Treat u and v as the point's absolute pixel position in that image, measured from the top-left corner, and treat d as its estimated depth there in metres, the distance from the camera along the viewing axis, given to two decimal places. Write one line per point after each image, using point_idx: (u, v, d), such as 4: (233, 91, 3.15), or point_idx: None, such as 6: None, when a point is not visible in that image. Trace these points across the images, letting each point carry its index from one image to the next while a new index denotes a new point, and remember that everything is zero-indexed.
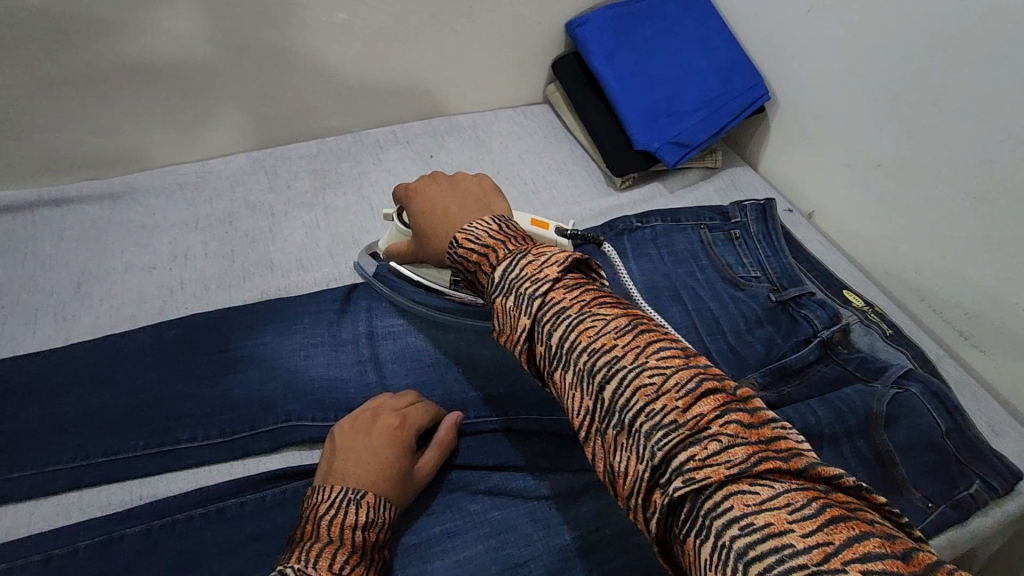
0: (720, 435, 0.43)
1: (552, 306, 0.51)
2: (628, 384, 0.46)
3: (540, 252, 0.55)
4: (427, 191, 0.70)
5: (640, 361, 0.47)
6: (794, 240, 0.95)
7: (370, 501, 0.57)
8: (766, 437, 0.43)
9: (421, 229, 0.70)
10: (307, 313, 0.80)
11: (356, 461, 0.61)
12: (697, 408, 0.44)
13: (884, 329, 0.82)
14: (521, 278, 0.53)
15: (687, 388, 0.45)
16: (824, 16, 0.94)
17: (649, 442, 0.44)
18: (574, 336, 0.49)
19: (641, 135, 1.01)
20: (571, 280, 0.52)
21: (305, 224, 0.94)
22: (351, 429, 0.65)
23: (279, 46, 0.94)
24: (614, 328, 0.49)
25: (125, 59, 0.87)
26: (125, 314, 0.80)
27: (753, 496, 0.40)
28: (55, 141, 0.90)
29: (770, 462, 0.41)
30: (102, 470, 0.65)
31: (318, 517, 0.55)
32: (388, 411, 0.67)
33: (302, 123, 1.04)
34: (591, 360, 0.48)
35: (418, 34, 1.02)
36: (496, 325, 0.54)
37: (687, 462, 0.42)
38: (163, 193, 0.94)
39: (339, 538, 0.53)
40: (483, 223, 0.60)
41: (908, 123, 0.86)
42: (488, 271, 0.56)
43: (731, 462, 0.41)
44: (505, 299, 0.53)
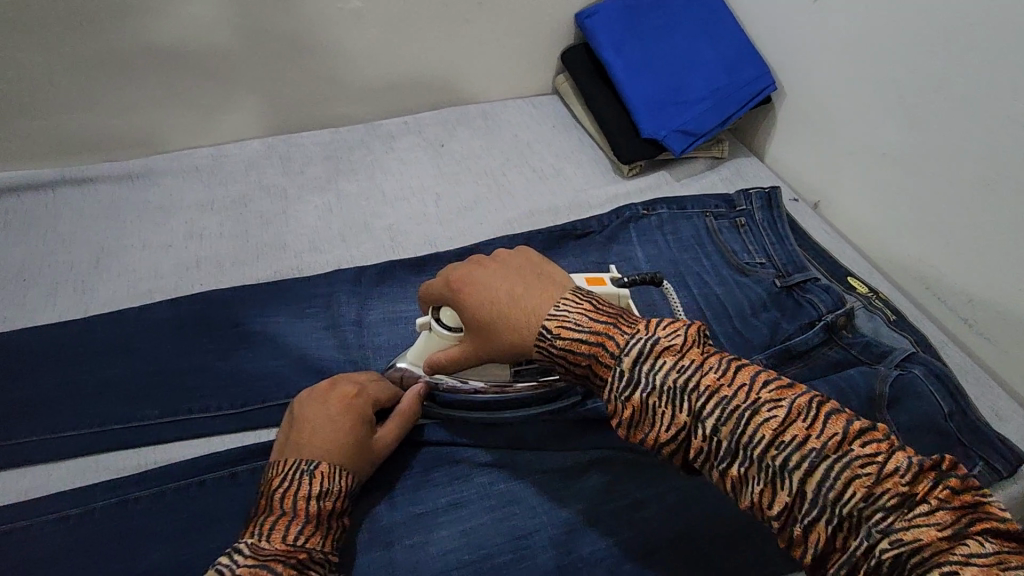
0: (929, 503, 0.43)
1: (713, 396, 0.49)
2: (826, 473, 0.45)
3: (669, 333, 0.53)
4: (478, 280, 0.62)
5: (836, 448, 0.45)
6: (799, 228, 0.96)
7: (325, 471, 0.58)
8: (973, 500, 0.43)
9: (483, 325, 0.62)
10: (320, 293, 0.82)
11: (312, 434, 0.61)
12: (905, 482, 0.44)
13: (888, 314, 0.83)
14: (664, 371, 0.51)
15: (895, 464, 0.44)
16: (829, 6, 0.95)
17: (866, 527, 0.43)
18: (753, 429, 0.48)
19: (648, 123, 1.02)
20: (715, 360, 0.51)
21: (317, 208, 0.95)
22: (308, 399, 0.65)
23: (294, 33, 0.96)
24: (787, 411, 0.48)
25: (146, 42, 0.89)
26: (140, 289, 0.82)
27: (967, 552, 0.40)
28: (75, 122, 0.92)
29: (983, 524, 0.41)
30: (116, 436, 0.67)
31: (273, 489, 0.57)
32: (345, 382, 0.67)
33: (315, 110, 1.06)
34: (776, 451, 0.47)
35: (429, 23, 1.04)
36: (644, 428, 0.51)
37: (903, 534, 0.42)
38: (179, 175, 0.97)
39: (292, 509, 0.55)
40: (571, 305, 0.58)
41: (912, 113, 0.87)
42: (610, 365, 0.53)
43: (941, 526, 0.42)
44: (650, 397, 0.51)
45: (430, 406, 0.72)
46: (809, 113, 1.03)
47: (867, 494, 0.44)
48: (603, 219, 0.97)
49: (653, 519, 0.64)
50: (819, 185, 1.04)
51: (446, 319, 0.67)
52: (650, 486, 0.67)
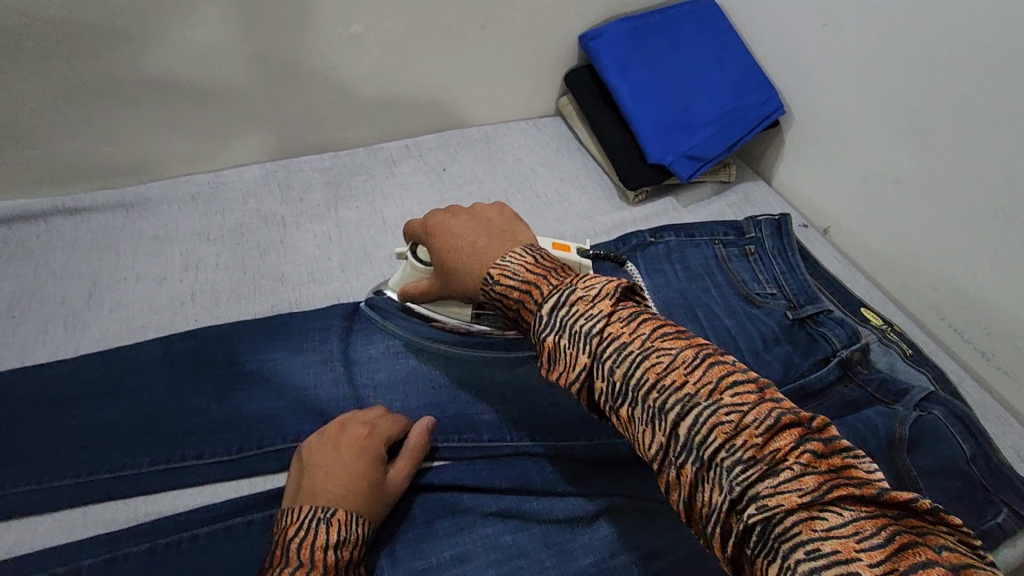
0: (793, 465, 0.44)
1: (613, 342, 0.53)
2: (704, 422, 0.48)
3: (587, 285, 0.56)
4: (448, 226, 0.69)
5: (713, 398, 0.48)
6: (809, 257, 0.94)
7: (342, 519, 0.57)
8: (837, 466, 0.44)
9: (444, 266, 0.68)
10: (319, 329, 0.80)
11: (326, 478, 0.60)
12: (773, 441, 0.46)
13: (903, 348, 0.80)
14: (573, 315, 0.55)
15: (767, 422, 0.46)
16: (842, 30, 0.92)
17: (729, 477, 0.46)
18: (642, 373, 0.51)
19: (654, 148, 1.00)
20: (626, 311, 0.54)
21: (316, 237, 0.93)
22: (320, 443, 0.64)
23: (294, 58, 0.94)
24: (681, 362, 0.50)
25: (140, 70, 0.87)
26: (134, 325, 0.79)
27: (822, 521, 0.42)
28: (68, 151, 0.90)
29: (842, 490, 0.43)
30: (107, 486, 0.65)
31: (287, 540, 0.55)
32: (355, 421, 0.67)
33: (315, 134, 1.04)
34: (660, 397, 0.50)
35: (431, 46, 1.01)
36: (549, 364, 0.55)
37: (763, 492, 0.44)
38: (175, 203, 0.94)
39: (309, 560, 0.53)
40: (516, 256, 0.61)
41: (925, 140, 0.85)
42: (533, 309, 0.57)
43: (802, 492, 0.43)
44: (558, 338, 0.55)
45: (440, 445, 0.71)
46: (818, 138, 1.00)
47: (728, 442, 0.46)
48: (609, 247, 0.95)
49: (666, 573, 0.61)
50: (828, 210, 1.02)
51: (420, 254, 0.75)
52: (661, 536, 0.64)
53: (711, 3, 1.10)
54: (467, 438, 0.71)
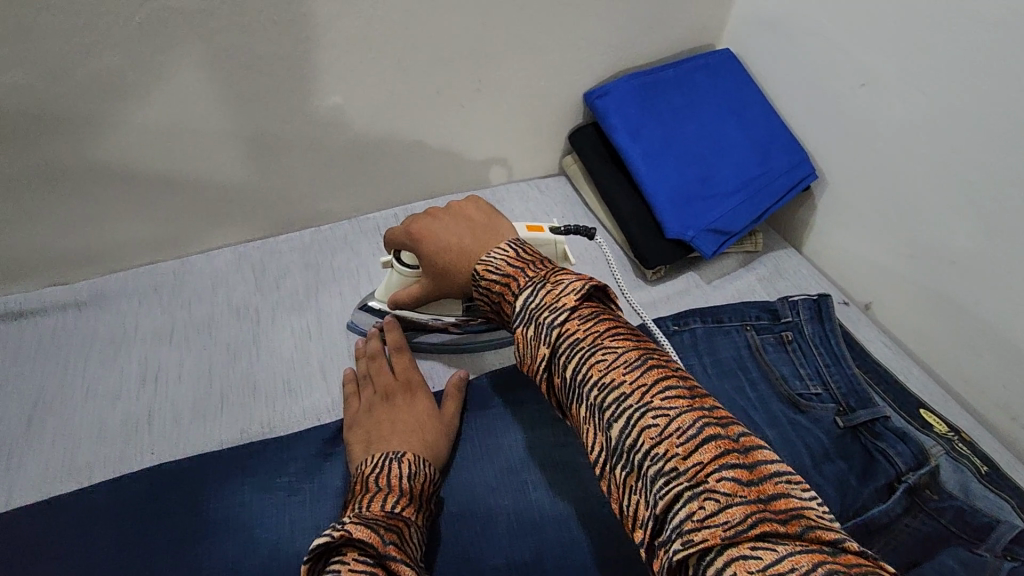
0: (717, 492, 0.41)
1: (568, 338, 0.52)
2: (634, 425, 0.46)
3: (557, 280, 0.56)
4: (433, 229, 0.69)
5: (645, 401, 0.46)
6: (854, 342, 0.83)
7: (411, 459, 0.62)
8: (765, 495, 0.41)
9: (434, 270, 0.70)
10: (298, 457, 0.69)
11: (390, 425, 0.68)
12: (698, 456, 0.43)
13: (978, 466, 0.68)
14: (540, 306, 0.54)
15: (692, 433, 0.44)
16: (882, 91, 0.82)
17: (654, 490, 0.44)
18: (587, 370, 0.50)
19: (673, 222, 0.90)
20: (587, 308, 0.53)
21: (295, 334, 0.82)
22: (374, 397, 0.72)
23: (270, 134, 0.84)
24: (624, 362, 0.49)
25: (93, 156, 0.76)
26: (79, 461, 0.68)
27: (755, 561, 0.38)
28: (11, 248, 0.79)
29: (767, 524, 0.40)
30: None
31: (366, 475, 0.60)
32: (392, 379, 0.74)
33: (296, 210, 0.94)
34: (601, 396, 0.48)
35: (424, 113, 0.91)
36: (518, 355, 0.55)
37: (688, 520, 0.41)
38: (135, 298, 0.83)
39: (387, 487, 0.58)
40: (500, 252, 0.62)
41: (989, 218, 0.74)
42: (510, 301, 0.58)
43: (727, 523, 0.40)
44: (526, 328, 0.54)
45: None
46: (856, 206, 0.90)
47: (653, 450, 0.45)
48: None
49: None
50: (869, 284, 0.92)
51: (405, 259, 0.75)
52: None
53: (728, 56, 1.00)
54: None
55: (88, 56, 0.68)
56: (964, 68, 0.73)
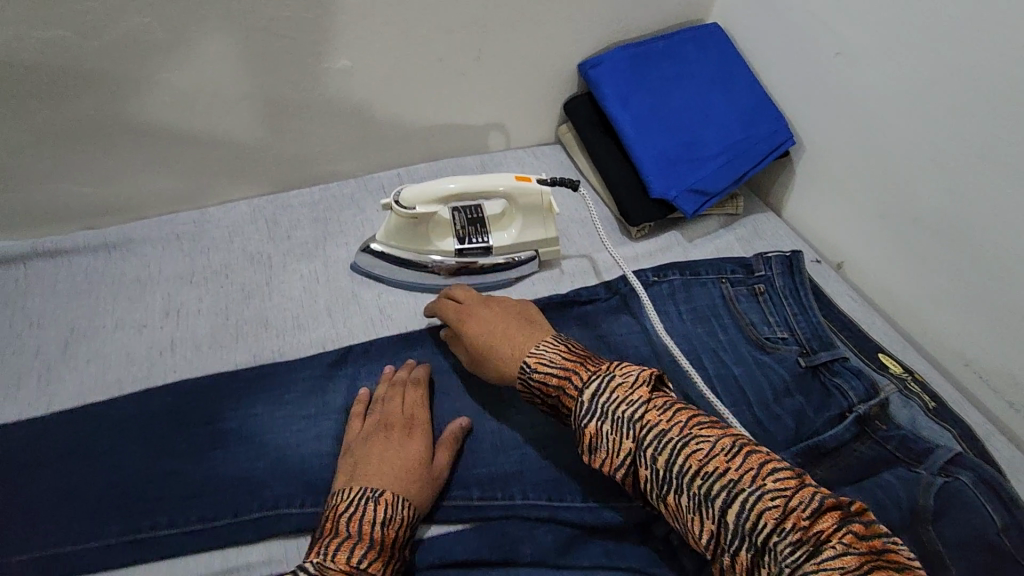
0: (836, 544, 0.44)
1: (652, 429, 0.54)
2: (748, 505, 0.48)
3: (624, 371, 0.59)
4: (481, 315, 0.74)
5: (755, 481, 0.49)
6: (822, 295, 0.89)
7: (388, 500, 0.60)
8: (878, 548, 0.44)
9: (475, 357, 0.72)
10: (303, 380, 0.75)
11: (376, 465, 0.63)
12: (814, 521, 0.46)
13: (926, 402, 0.75)
14: (613, 401, 0.57)
15: (810, 505, 0.47)
16: (854, 59, 0.87)
17: (777, 560, 0.46)
18: (682, 460, 0.52)
19: (658, 183, 0.96)
20: (661, 400, 0.57)
21: (303, 277, 0.89)
22: (374, 427, 0.68)
23: (285, 95, 0.91)
24: (719, 447, 0.52)
25: (124, 110, 0.83)
26: (110, 379, 0.76)
27: None
28: (47, 193, 0.87)
29: (885, 572, 0.42)
30: (71, 560, 0.60)
31: (338, 514, 0.58)
32: (397, 413, 0.69)
33: (307, 169, 1.01)
34: (704, 483, 0.51)
35: (427, 79, 0.98)
36: (596, 450, 0.57)
37: (812, 575, 0.44)
38: (158, 244, 0.91)
39: (356, 532, 0.56)
40: (551, 345, 0.66)
41: (948, 177, 0.79)
42: (574, 395, 0.60)
43: (846, 570, 0.43)
44: (601, 424, 0.57)
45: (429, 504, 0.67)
46: (830, 171, 0.96)
47: (772, 524, 0.47)
48: (611, 284, 0.89)
49: None
50: (841, 244, 0.98)
51: (404, 200, 0.82)
52: None
53: (718, 30, 1.06)
54: (456, 496, 0.67)
55: (121, 14, 0.76)
56: (926, 36, 0.78)
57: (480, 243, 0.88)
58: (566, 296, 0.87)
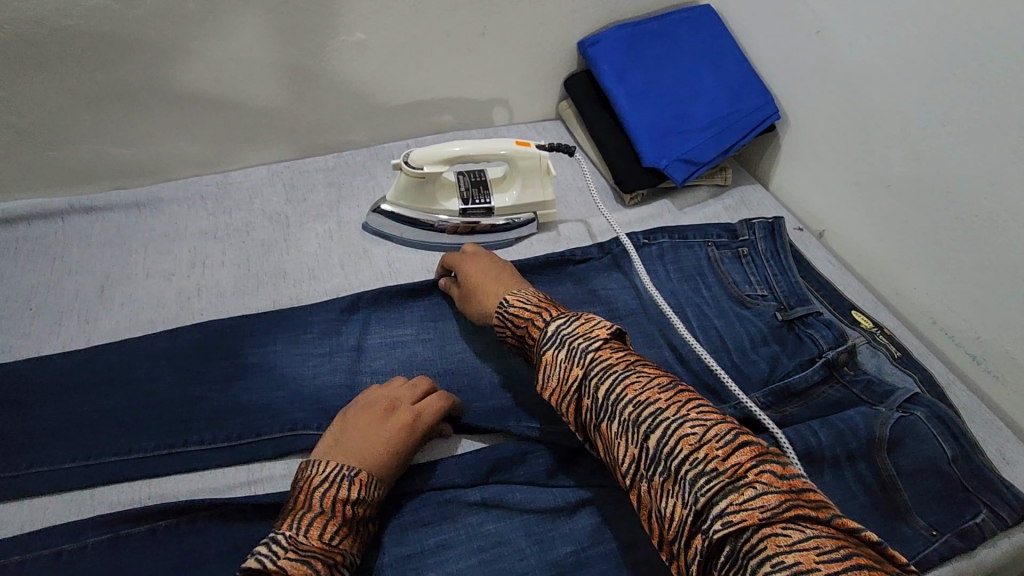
0: (756, 483, 0.49)
1: (602, 361, 0.61)
2: (672, 434, 0.54)
3: (588, 317, 0.66)
4: (476, 260, 0.81)
5: (681, 413, 0.55)
6: (801, 258, 0.95)
7: (362, 480, 0.62)
8: (796, 488, 0.49)
9: (465, 293, 0.80)
10: (318, 322, 0.82)
11: (360, 442, 0.65)
12: (735, 458, 0.51)
13: (892, 351, 0.80)
14: (573, 334, 0.64)
15: (727, 439, 0.52)
16: (834, 36, 0.93)
17: (693, 488, 0.51)
18: (622, 390, 0.58)
19: (650, 152, 1.02)
20: (616, 343, 0.63)
21: (319, 235, 0.96)
22: (374, 402, 0.69)
23: (303, 65, 0.97)
24: (656, 384, 0.58)
25: (155, 75, 0.90)
26: (143, 319, 0.83)
27: (785, 538, 0.46)
28: (85, 152, 0.94)
29: (799, 509, 0.48)
30: (113, 470, 0.68)
31: (311, 488, 0.60)
32: (400, 400, 0.69)
33: (321, 138, 1.08)
34: (636, 412, 0.56)
35: (435, 53, 1.04)
36: (548, 376, 0.64)
37: (727, 507, 0.49)
38: (184, 203, 0.98)
39: (330, 509, 0.59)
40: (531, 292, 0.73)
41: (917, 146, 0.85)
42: (540, 326, 0.68)
43: (763, 507, 0.48)
44: (558, 351, 0.64)
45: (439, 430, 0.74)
46: (813, 143, 1.02)
47: (690, 451, 0.52)
48: (604, 245, 0.95)
49: (643, 563, 0.64)
50: (823, 213, 1.04)
51: (412, 160, 0.89)
52: (641, 528, 0.66)
53: (709, 11, 1.12)
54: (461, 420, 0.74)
55: None
56: (898, 13, 0.84)
57: (482, 204, 0.95)
58: (561, 255, 0.93)
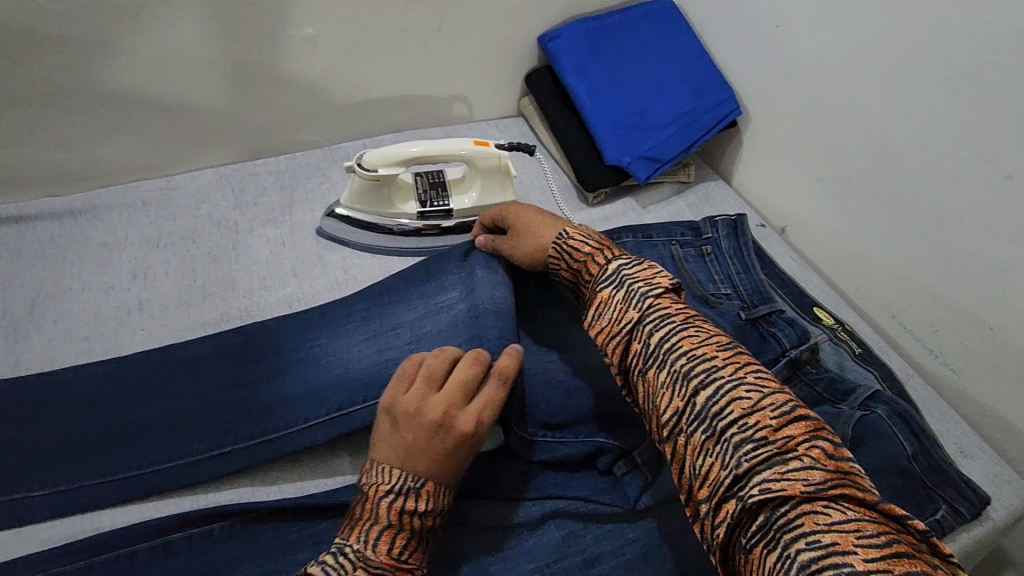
0: (803, 456, 0.48)
1: (660, 310, 0.60)
2: (724, 394, 0.52)
3: (650, 264, 0.65)
4: (521, 205, 0.77)
5: (738, 375, 0.53)
6: (764, 255, 0.95)
7: (429, 491, 0.57)
8: (845, 470, 0.48)
9: (516, 233, 0.75)
10: (265, 330, 0.76)
11: (418, 452, 0.57)
12: (788, 430, 0.49)
13: (853, 347, 0.81)
14: (634, 277, 0.63)
15: (783, 410, 0.50)
16: (792, 32, 0.93)
17: (737, 453, 0.50)
18: (679, 341, 0.57)
19: (612, 150, 1.01)
20: (676, 295, 0.62)
21: (270, 241, 0.91)
22: (425, 396, 0.60)
23: (251, 62, 0.93)
24: (716, 342, 0.56)
25: (89, 75, 0.85)
26: (78, 337, 0.78)
27: (824, 517, 0.45)
28: (13, 157, 0.88)
29: (845, 490, 0.46)
30: (45, 503, 0.64)
31: (377, 497, 0.56)
32: (455, 398, 0.59)
33: (271, 138, 1.03)
34: (690, 365, 0.55)
35: (390, 49, 1.00)
36: (600, 315, 0.62)
37: (769, 475, 0.48)
38: (124, 210, 0.92)
39: (397, 522, 0.55)
40: (590, 229, 0.71)
41: (876, 141, 0.85)
42: (599, 264, 0.66)
43: (807, 480, 0.46)
44: (615, 293, 0.63)
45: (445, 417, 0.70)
46: (773, 139, 1.02)
47: (741, 415, 0.51)
48: None
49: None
50: (784, 209, 1.04)
51: (364, 162, 0.86)
52: (609, 542, 0.65)
53: (670, 5, 1.10)
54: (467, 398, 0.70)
55: None
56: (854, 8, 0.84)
57: (441, 206, 0.92)
58: None
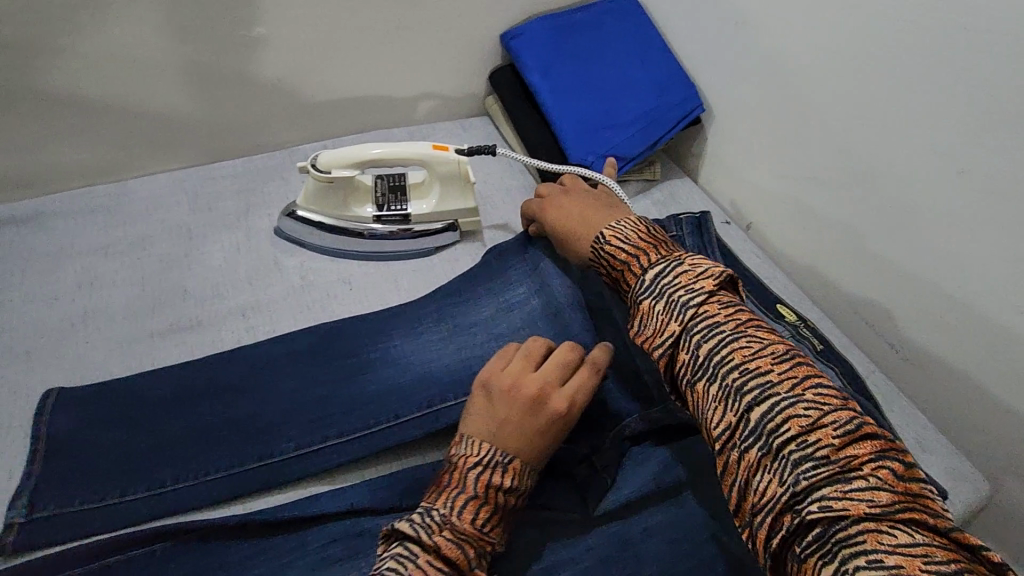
0: (869, 476, 0.46)
1: (706, 318, 0.57)
2: (780, 410, 0.50)
3: (692, 264, 0.62)
4: (561, 205, 0.78)
5: (795, 392, 0.51)
6: (729, 253, 0.94)
7: (516, 468, 0.57)
8: (913, 491, 0.46)
9: (557, 238, 0.77)
10: None
11: (513, 427, 0.58)
12: (851, 449, 0.48)
13: (816, 344, 0.80)
14: (674, 286, 0.60)
15: (846, 427, 0.48)
16: (752, 29, 0.93)
17: (795, 469, 0.48)
18: (729, 353, 0.54)
19: (575, 149, 0.99)
20: (726, 299, 0.59)
21: (226, 248, 0.89)
22: (522, 375, 0.62)
23: (197, 63, 0.90)
24: (772, 353, 0.54)
25: (26, 78, 0.82)
26: (19, 351, 0.75)
27: (890, 537, 0.43)
28: None
29: (912, 513, 0.44)
30: None
31: (467, 467, 0.57)
32: (549, 380, 0.61)
33: (226, 141, 1.00)
34: (742, 379, 0.53)
35: (346, 49, 0.98)
36: (641, 325, 0.61)
37: (830, 493, 0.46)
38: (71, 217, 0.89)
39: (483, 494, 0.56)
40: (630, 224, 0.68)
41: (835, 138, 0.85)
42: (637, 272, 0.64)
43: (873, 501, 0.45)
44: (654, 303, 0.60)
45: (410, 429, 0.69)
46: (737, 137, 1.02)
47: (798, 432, 0.49)
48: None
49: None
50: (749, 207, 1.04)
51: (319, 162, 0.85)
52: (564, 548, 0.62)
53: (633, 2, 1.09)
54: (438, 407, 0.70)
55: None
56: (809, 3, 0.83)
57: (399, 210, 0.90)
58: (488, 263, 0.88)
